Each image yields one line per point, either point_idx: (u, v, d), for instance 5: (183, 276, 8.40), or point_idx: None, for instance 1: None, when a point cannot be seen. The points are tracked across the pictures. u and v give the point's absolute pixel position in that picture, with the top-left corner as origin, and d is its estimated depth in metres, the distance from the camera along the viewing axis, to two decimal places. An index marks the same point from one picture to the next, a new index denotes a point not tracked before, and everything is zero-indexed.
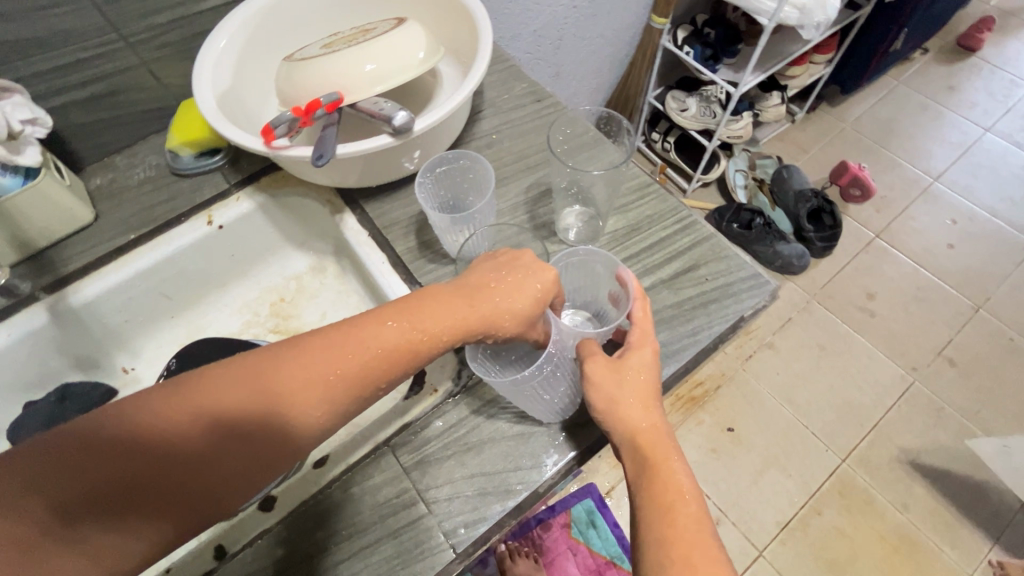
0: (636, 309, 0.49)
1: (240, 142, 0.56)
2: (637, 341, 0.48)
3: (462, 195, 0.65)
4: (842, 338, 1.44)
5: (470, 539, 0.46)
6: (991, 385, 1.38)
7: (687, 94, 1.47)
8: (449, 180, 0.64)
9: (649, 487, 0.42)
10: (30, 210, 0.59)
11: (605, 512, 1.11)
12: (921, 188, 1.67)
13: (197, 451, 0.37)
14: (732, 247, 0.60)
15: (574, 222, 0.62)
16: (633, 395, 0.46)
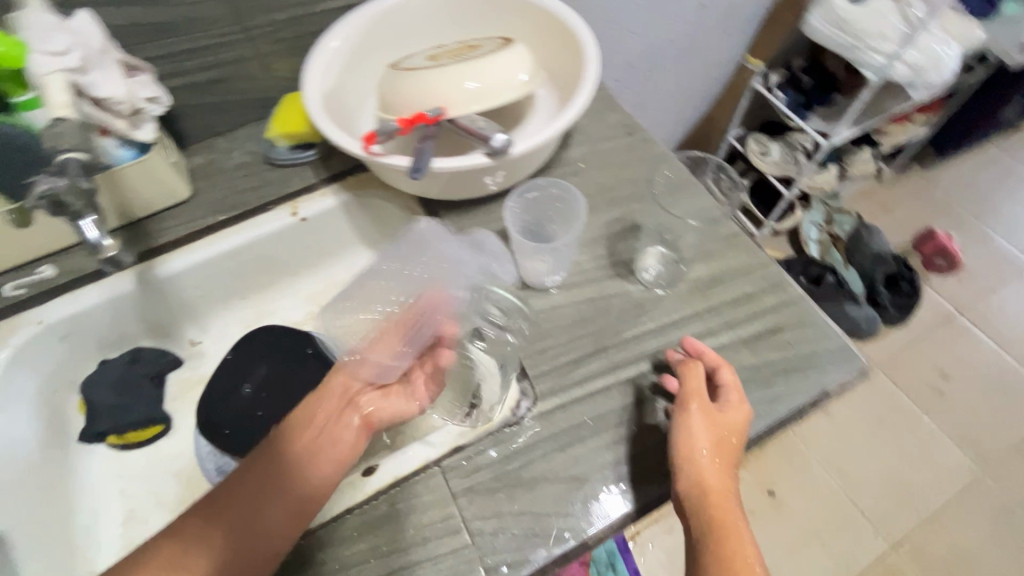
0: (726, 373, 0.50)
1: (340, 144, 0.57)
2: (728, 400, 0.49)
3: (546, 222, 0.64)
4: (906, 415, 1.34)
5: None
6: None
7: (770, 138, 1.42)
8: (536, 206, 0.63)
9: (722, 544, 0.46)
10: (136, 182, 0.62)
11: (628, 557, 1.07)
12: (1014, 268, 1.55)
13: (222, 532, 0.44)
14: (821, 313, 0.56)
15: (652, 267, 0.59)
16: (721, 454, 0.47)
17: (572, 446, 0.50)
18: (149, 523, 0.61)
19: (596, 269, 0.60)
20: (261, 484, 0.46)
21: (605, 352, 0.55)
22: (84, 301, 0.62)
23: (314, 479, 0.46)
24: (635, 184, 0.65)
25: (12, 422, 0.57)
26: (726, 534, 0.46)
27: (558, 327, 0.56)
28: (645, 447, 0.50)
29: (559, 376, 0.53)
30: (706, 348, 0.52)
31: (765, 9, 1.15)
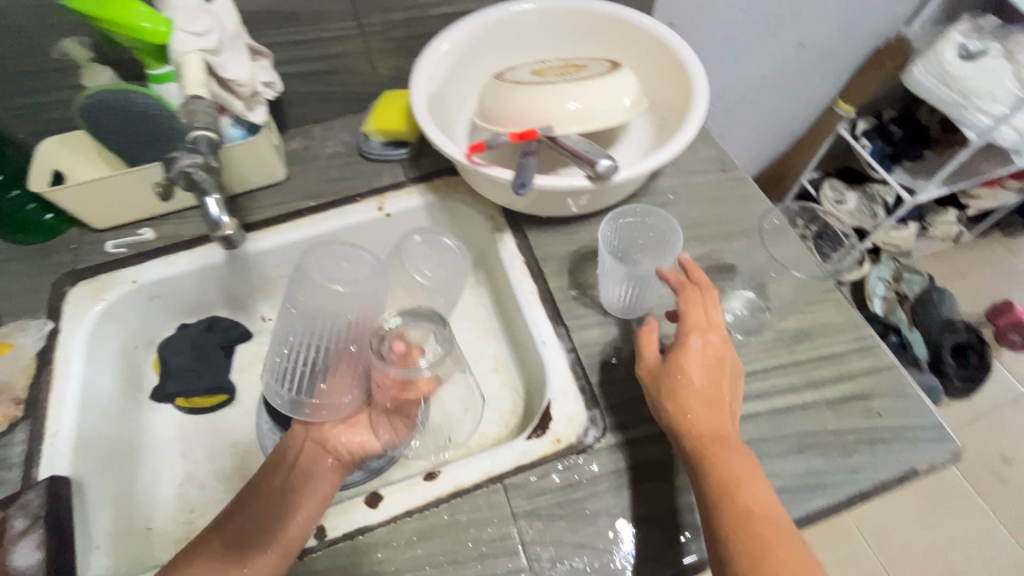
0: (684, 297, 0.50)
1: (442, 148, 0.57)
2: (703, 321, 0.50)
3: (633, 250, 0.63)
4: (960, 496, 1.26)
5: None
6: None
7: (847, 186, 1.36)
8: (626, 232, 0.62)
9: (727, 479, 0.43)
10: (240, 160, 0.64)
11: None
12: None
13: (235, 533, 0.47)
14: (914, 385, 0.53)
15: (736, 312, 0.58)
16: (709, 383, 0.47)
17: (638, 484, 0.49)
18: (204, 489, 0.61)
19: None
20: (263, 494, 0.50)
21: None
22: (176, 268, 0.64)
23: (315, 480, 0.50)
24: (725, 223, 0.64)
25: (100, 373, 0.60)
26: (729, 469, 0.43)
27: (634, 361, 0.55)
28: None
29: (632, 411, 0.52)
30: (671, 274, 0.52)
31: (864, 56, 1.11)
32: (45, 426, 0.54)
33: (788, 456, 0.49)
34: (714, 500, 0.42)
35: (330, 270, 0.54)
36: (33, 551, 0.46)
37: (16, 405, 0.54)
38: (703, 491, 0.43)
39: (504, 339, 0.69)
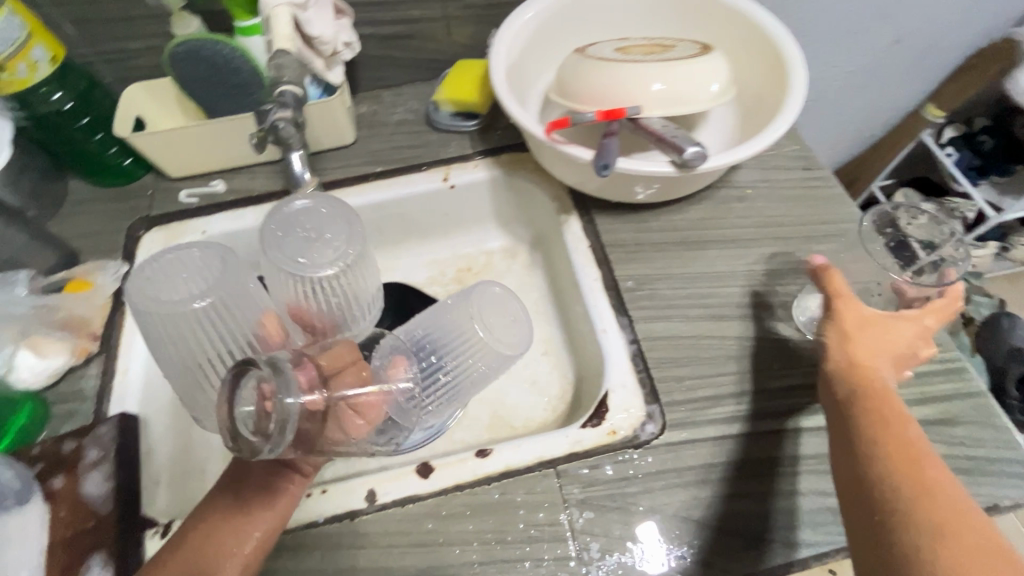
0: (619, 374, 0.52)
1: (522, 124, 0.55)
2: (856, 300, 0.50)
3: (501, 334, 0.49)
4: None
5: None
6: None
7: (923, 197, 1.27)
8: (495, 315, 0.50)
9: (891, 433, 0.41)
10: (313, 120, 0.63)
11: None
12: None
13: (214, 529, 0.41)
14: (1003, 416, 0.50)
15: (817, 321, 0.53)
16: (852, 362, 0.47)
17: (694, 485, 0.47)
18: None
19: (748, 308, 0.56)
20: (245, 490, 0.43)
21: (746, 397, 0.51)
22: (244, 222, 0.64)
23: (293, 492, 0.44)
24: (804, 224, 0.61)
25: None
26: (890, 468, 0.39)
27: (698, 359, 0.53)
28: (773, 511, 0.46)
29: (694, 410, 0.50)
30: (511, 335, 0.49)
31: (963, 58, 1.03)
32: (116, 363, 0.56)
33: None
34: (876, 437, 0.42)
35: (350, 291, 0.54)
36: (103, 481, 0.48)
37: (92, 340, 0.56)
38: (864, 443, 0.42)
39: (559, 322, 0.68)
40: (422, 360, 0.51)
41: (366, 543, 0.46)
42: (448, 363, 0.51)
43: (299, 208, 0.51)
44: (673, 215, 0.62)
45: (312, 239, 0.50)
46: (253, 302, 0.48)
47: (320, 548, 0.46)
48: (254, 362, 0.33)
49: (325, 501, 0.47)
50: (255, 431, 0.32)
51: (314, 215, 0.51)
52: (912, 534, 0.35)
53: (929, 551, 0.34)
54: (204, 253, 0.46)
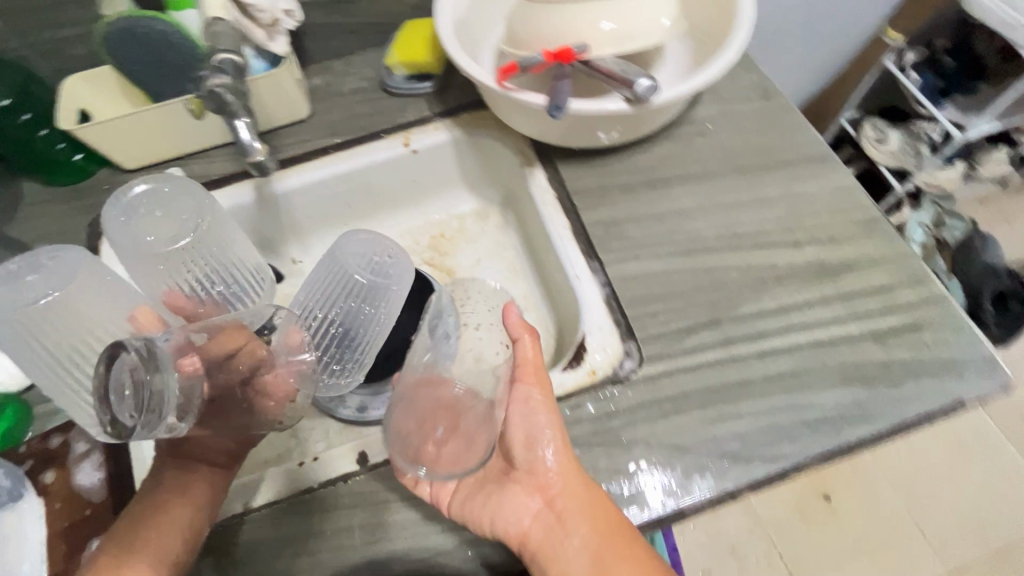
0: (527, 349, 0.47)
1: (473, 76, 0.54)
2: (532, 361, 0.47)
3: (381, 269, 0.53)
4: (990, 444, 1.24)
5: None
6: None
7: (890, 124, 1.28)
8: (371, 254, 0.53)
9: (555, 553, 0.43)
10: (263, 94, 0.62)
11: None
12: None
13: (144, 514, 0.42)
14: (966, 318, 0.51)
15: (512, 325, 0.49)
16: (561, 448, 0.45)
17: (675, 413, 0.48)
18: None
19: (716, 240, 0.56)
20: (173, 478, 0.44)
21: (719, 326, 0.52)
22: None
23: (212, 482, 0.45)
24: (766, 154, 0.61)
25: None
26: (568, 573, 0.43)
27: (670, 294, 0.54)
28: (751, 430, 0.47)
29: (669, 343, 0.51)
30: (393, 265, 0.53)
31: None
32: None
33: (829, 388, 0.49)
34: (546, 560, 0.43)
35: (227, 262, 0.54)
36: (94, 472, 0.48)
37: None
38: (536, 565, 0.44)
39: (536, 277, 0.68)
40: (310, 321, 0.53)
41: (362, 502, 0.47)
42: (335, 316, 0.54)
43: (144, 189, 0.51)
44: (637, 157, 0.62)
45: (158, 216, 0.50)
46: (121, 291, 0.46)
47: (318, 514, 0.47)
48: (122, 347, 0.33)
49: (314, 472, 0.48)
50: (129, 417, 0.33)
51: (163, 193, 0.51)
52: None
53: None
54: (55, 255, 0.42)
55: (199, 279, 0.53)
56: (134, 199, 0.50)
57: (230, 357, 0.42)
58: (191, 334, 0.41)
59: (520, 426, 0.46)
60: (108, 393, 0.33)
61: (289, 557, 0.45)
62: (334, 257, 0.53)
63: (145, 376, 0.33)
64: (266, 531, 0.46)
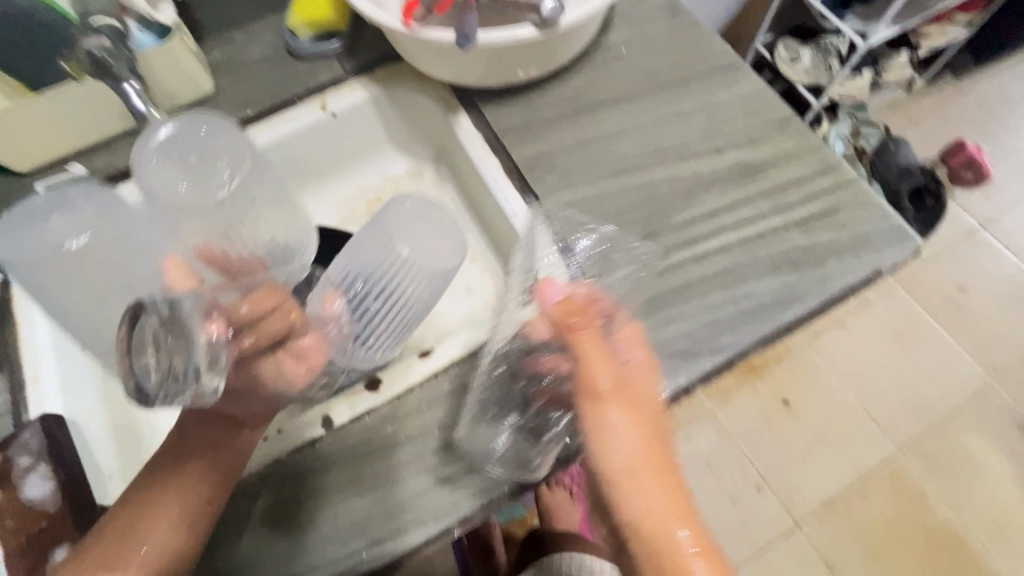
0: (589, 343, 0.39)
1: (378, 20, 0.52)
2: (596, 347, 0.40)
3: (427, 245, 0.47)
4: (922, 329, 1.35)
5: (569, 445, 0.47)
6: None
7: (801, 43, 1.33)
8: (421, 224, 0.47)
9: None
10: (159, 70, 0.58)
11: None
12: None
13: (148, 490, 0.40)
14: (876, 196, 0.55)
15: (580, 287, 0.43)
16: (627, 471, 0.38)
17: None
18: None
19: (643, 158, 0.58)
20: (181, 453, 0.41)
21: (655, 238, 0.54)
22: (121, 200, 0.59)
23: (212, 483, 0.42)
24: (681, 69, 0.62)
25: None
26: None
27: (606, 215, 0.55)
28: (696, 327, 0.50)
29: None
30: (443, 241, 0.47)
31: None
32: (24, 372, 0.52)
33: (761, 277, 0.52)
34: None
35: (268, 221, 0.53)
36: (44, 483, 0.46)
37: None
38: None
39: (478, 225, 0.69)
40: (350, 292, 0.47)
41: (333, 460, 0.47)
42: (372, 289, 0.47)
43: (175, 135, 0.49)
44: (558, 89, 0.62)
45: (194, 166, 0.49)
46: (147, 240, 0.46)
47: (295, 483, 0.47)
48: (144, 308, 0.32)
49: (284, 441, 0.48)
50: (153, 378, 0.31)
51: (194, 146, 0.49)
52: None
53: None
54: (85, 195, 0.44)
55: (239, 234, 0.51)
56: (167, 147, 0.49)
57: (264, 318, 0.36)
58: (220, 294, 0.37)
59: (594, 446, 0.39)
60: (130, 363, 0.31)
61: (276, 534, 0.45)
62: (382, 227, 0.48)
63: (167, 339, 0.31)
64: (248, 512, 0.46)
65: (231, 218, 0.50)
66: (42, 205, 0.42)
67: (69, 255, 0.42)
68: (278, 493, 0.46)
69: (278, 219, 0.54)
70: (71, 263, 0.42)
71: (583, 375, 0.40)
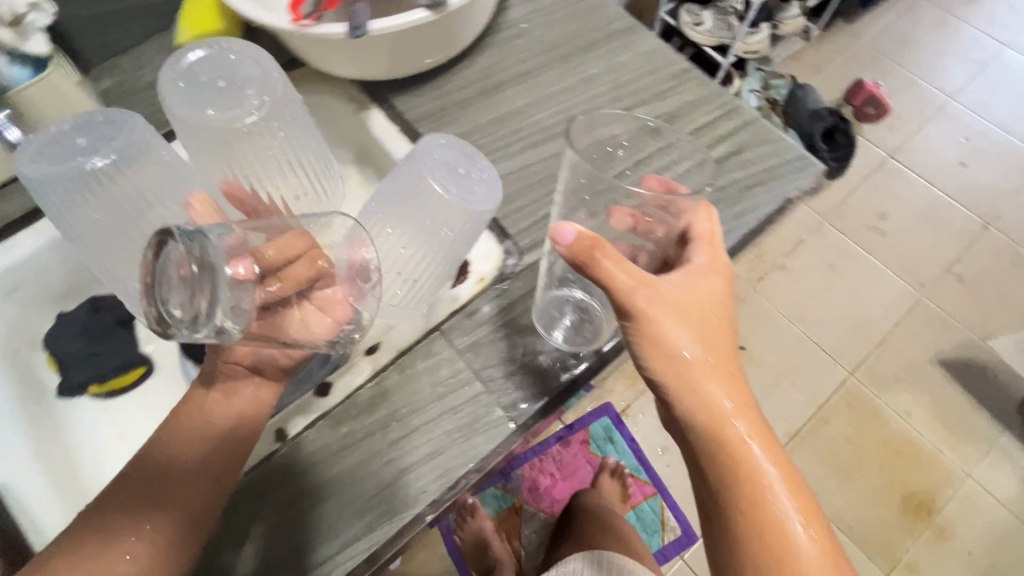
0: (626, 268, 0.44)
1: (262, 21, 0.51)
2: (626, 269, 0.44)
3: (466, 184, 0.44)
4: (853, 258, 1.44)
5: (529, 412, 0.48)
6: (996, 300, 1.41)
7: (701, 6, 1.39)
8: (457, 158, 0.46)
9: (727, 451, 0.43)
10: (39, 106, 0.54)
11: (621, 429, 1.28)
12: (931, 110, 1.64)
13: (171, 466, 0.42)
14: (777, 130, 0.58)
15: (644, 200, 0.44)
16: (683, 369, 0.44)
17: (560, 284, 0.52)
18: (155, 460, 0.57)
19: (556, 127, 0.59)
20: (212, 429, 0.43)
21: None
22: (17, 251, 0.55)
23: (189, 501, 0.41)
24: (580, 38, 0.64)
25: None
26: (715, 481, 0.44)
27: (528, 186, 0.57)
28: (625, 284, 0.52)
29: (540, 227, 0.55)
30: (479, 181, 0.45)
31: None
32: None
33: None
34: (712, 456, 0.44)
35: (288, 158, 0.53)
36: None
37: None
38: (706, 462, 0.44)
39: None
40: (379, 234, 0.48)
41: (294, 472, 0.46)
42: (404, 232, 0.48)
43: (197, 56, 0.47)
44: (465, 71, 0.62)
45: (216, 89, 0.47)
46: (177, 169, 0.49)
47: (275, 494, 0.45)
48: (170, 235, 0.33)
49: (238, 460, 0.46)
50: (178, 311, 0.32)
51: (216, 70, 0.47)
52: (751, 547, 0.42)
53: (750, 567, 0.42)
54: (108, 118, 0.45)
55: (254, 172, 0.52)
56: (188, 65, 0.47)
57: (290, 264, 0.41)
58: (249, 232, 0.40)
59: (640, 349, 0.46)
60: (157, 297, 0.32)
61: (265, 545, 0.44)
62: (409, 165, 0.46)
63: (193, 269, 0.33)
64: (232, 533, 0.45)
65: (252, 155, 0.51)
66: (69, 127, 0.44)
67: (91, 172, 0.43)
68: (267, 500, 0.45)
69: (309, 154, 0.54)
70: (103, 187, 0.45)
71: (632, 292, 0.44)
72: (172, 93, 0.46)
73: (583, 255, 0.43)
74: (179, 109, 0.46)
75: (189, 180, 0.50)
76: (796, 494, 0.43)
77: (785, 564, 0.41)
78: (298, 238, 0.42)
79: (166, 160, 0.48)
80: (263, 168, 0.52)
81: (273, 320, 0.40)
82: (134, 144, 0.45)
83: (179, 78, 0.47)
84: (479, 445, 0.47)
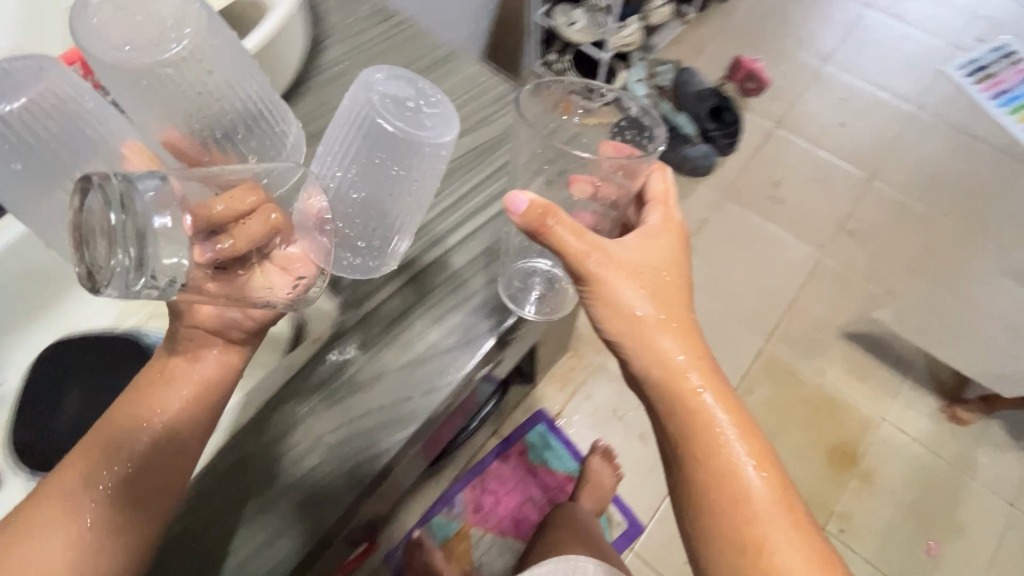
0: (570, 225, 0.48)
1: None
2: (567, 233, 0.48)
3: (418, 119, 0.47)
4: (753, 228, 1.50)
5: (371, 474, 0.51)
6: (888, 246, 1.49)
7: (572, 7, 1.42)
8: (399, 84, 0.49)
9: (680, 401, 0.48)
10: None
11: (557, 432, 1.26)
12: (805, 80, 1.73)
13: (40, 512, 0.40)
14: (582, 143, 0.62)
15: (600, 164, 0.49)
16: (640, 328, 0.49)
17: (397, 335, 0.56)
18: None
19: None
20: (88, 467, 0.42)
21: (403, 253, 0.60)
22: None
23: (72, 533, 0.40)
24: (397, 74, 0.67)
25: None
26: (671, 432, 0.49)
27: None
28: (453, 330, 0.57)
29: (364, 287, 0.58)
30: (432, 117, 0.48)
31: None
32: None
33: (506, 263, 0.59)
34: (670, 410, 0.49)
35: (225, 100, 0.51)
36: None
37: None
38: (668, 413, 0.49)
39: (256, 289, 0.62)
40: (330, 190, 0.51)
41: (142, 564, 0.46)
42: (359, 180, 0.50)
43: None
44: None
45: (127, 16, 0.45)
46: (83, 135, 0.45)
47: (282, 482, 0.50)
48: (93, 179, 0.32)
49: None
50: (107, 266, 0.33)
51: (124, 8, 0.45)
52: (715, 497, 0.47)
53: (714, 514, 0.47)
54: (22, 64, 0.44)
55: (197, 110, 0.51)
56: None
57: (245, 218, 0.42)
58: (188, 183, 0.39)
59: (596, 310, 0.50)
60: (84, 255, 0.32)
61: (292, 536, 0.48)
62: (355, 106, 0.49)
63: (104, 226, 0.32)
64: (234, 519, 0.48)
65: (191, 90, 0.49)
66: None
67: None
68: None
69: (254, 91, 0.53)
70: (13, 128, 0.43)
71: (588, 256, 0.48)
72: (85, 27, 0.45)
73: (538, 221, 0.47)
74: (94, 44, 0.45)
75: (119, 125, 0.48)
76: (748, 438, 0.48)
77: (739, 507, 0.46)
78: (269, 202, 0.43)
79: (91, 106, 0.46)
80: (202, 108, 0.51)
81: (229, 273, 0.43)
82: (42, 87, 0.43)
83: (77, 14, 0.45)
84: (324, 517, 0.49)
